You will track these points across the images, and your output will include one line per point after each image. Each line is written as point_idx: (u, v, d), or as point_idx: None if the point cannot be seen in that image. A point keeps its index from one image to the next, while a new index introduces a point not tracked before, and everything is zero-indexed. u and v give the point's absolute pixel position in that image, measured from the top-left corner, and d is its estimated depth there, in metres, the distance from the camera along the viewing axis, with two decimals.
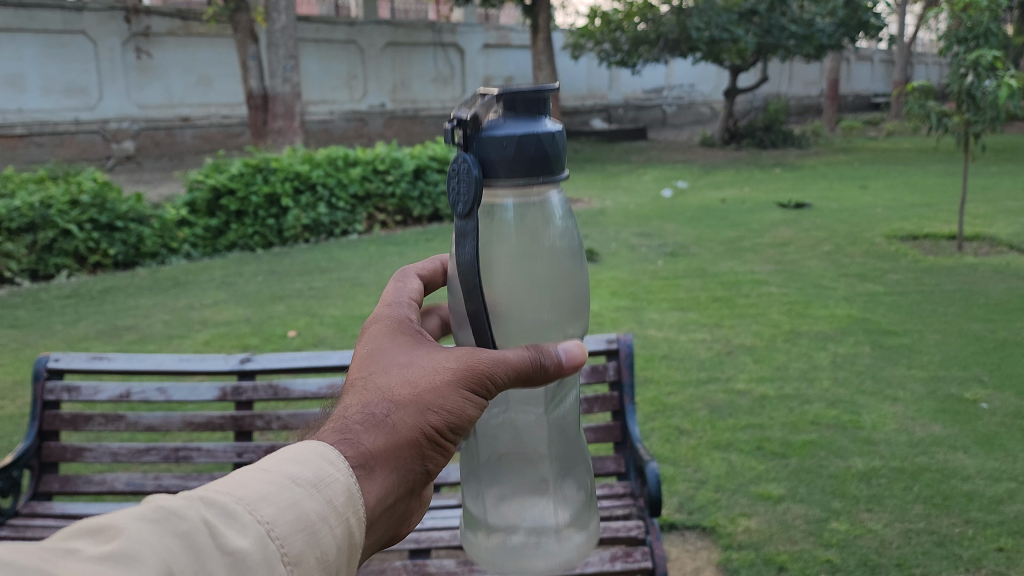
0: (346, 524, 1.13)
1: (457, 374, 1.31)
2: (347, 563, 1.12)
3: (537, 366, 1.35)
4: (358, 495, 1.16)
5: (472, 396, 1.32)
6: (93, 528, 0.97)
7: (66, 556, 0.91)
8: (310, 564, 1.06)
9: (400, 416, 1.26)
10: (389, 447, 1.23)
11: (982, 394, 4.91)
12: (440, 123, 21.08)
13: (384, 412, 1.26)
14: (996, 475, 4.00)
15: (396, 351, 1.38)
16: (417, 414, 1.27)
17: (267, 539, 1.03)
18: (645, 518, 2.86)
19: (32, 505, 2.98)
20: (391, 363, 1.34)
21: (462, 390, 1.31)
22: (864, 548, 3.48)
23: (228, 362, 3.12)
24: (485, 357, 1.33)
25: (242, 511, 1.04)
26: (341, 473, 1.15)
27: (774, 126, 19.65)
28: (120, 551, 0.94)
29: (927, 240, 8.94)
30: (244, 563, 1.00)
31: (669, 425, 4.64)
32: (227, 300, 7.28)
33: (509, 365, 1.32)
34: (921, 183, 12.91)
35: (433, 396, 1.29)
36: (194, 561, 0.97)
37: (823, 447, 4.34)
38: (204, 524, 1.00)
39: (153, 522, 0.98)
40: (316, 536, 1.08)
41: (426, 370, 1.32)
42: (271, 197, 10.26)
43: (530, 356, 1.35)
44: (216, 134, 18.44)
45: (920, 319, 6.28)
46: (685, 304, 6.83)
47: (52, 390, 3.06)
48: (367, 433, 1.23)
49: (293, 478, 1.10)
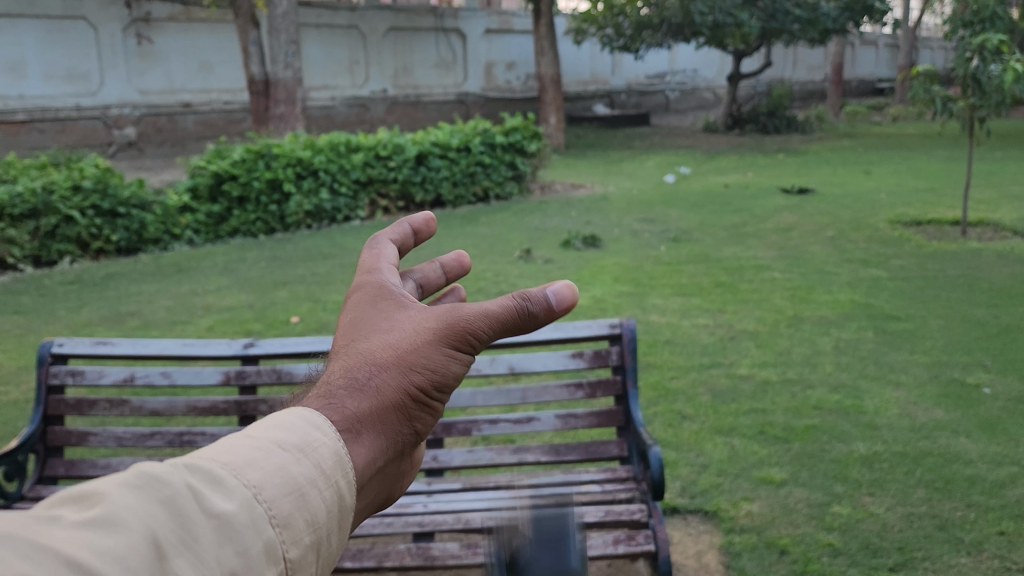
0: (336, 488, 1.09)
1: (437, 332, 1.32)
2: (338, 528, 1.08)
3: (523, 312, 1.34)
4: (347, 458, 1.13)
5: (454, 352, 1.32)
6: (76, 497, 0.96)
7: (49, 524, 0.90)
8: (299, 528, 1.02)
9: (383, 379, 1.25)
10: (375, 411, 1.21)
11: (985, 379, 4.92)
12: (442, 109, 21.02)
13: (367, 375, 1.24)
14: (998, 459, 4.00)
15: (378, 316, 1.37)
16: (400, 375, 1.26)
17: (253, 502, 1.00)
18: (648, 502, 2.88)
19: (38, 489, 2.99)
20: (371, 330, 1.33)
21: (443, 347, 1.31)
22: (866, 531, 3.49)
23: (232, 347, 3.13)
24: (467, 314, 1.33)
25: (228, 475, 1.02)
26: (330, 438, 1.13)
27: (777, 111, 19.57)
28: (102, 517, 0.92)
29: (930, 225, 8.92)
30: (231, 526, 0.97)
31: (671, 410, 4.65)
32: (230, 286, 7.28)
33: (489, 316, 1.33)
34: (925, 169, 12.88)
35: (415, 356, 1.29)
36: (180, 527, 0.95)
37: (826, 432, 4.35)
38: (188, 490, 0.98)
39: (137, 488, 0.97)
40: (304, 500, 1.04)
41: (408, 332, 1.32)
42: (273, 183, 10.24)
43: (512, 305, 1.35)
44: (217, 120, 18.38)
45: (923, 305, 6.27)
46: (687, 290, 6.82)
47: (56, 374, 3.07)
48: (352, 397, 1.21)
49: (279, 443, 1.07)
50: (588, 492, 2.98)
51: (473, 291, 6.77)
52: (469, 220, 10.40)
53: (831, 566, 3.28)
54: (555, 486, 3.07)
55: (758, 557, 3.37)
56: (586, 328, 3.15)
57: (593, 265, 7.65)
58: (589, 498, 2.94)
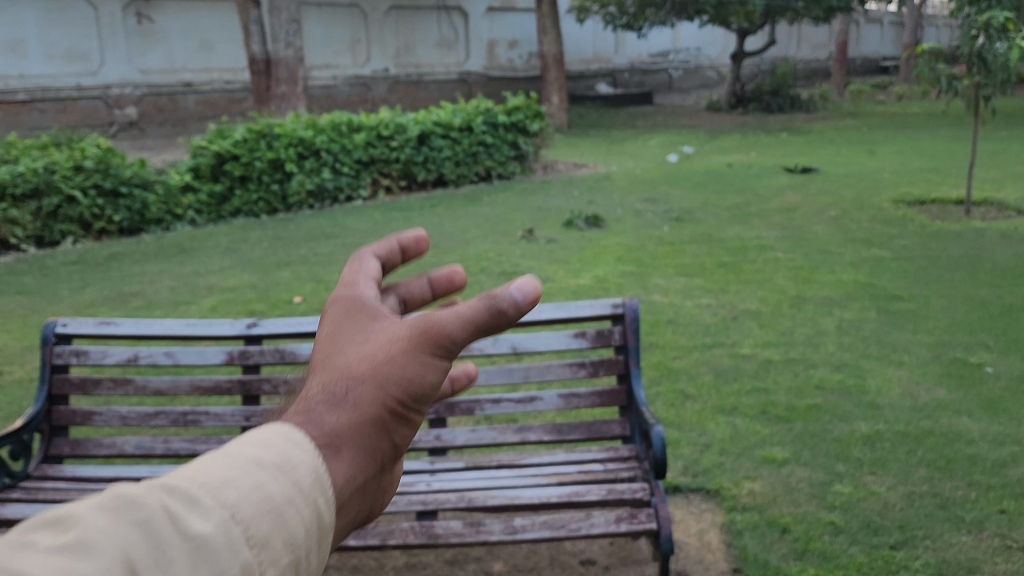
0: (314, 505, 1.00)
1: (414, 339, 1.21)
2: (317, 549, 0.98)
3: (494, 313, 1.21)
4: (325, 477, 1.04)
5: (432, 358, 1.21)
6: (49, 520, 0.87)
7: (16, 550, 0.82)
8: (277, 548, 0.93)
9: (362, 391, 1.15)
10: (353, 426, 1.12)
11: (987, 359, 4.92)
12: (444, 88, 20.92)
13: (345, 388, 1.15)
14: (999, 439, 4.01)
15: (354, 322, 1.26)
16: (378, 386, 1.16)
17: (230, 523, 0.91)
18: (650, 481, 2.88)
19: (43, 469, 3.00)
20: (348, 339, 1.23)
21: (422, 354, 1.20)
22: (868, 510, 3.51)
23: (235, 327, 3.13)
24: (441, 317, 1.22)
25: (205, 495, 0.92)
26: (308, 456, 1.04)
27: (781, 90, 19.45)
28: (76, 541, 0.84)
29: (934, 205, 8.89)
30: (208, 549, 0.88)
31: (674, 390, 4.66)
32: (233, 266, 7.29)
33: (467, 320, 1.21)
34: (929, 148, 12.82)
35: (392, 366, 1.18)
36: (157, 551, 0.86)
37: (828, 412, 4.36)
38: (165, 511, 0.89)
39: (113, 510, 0.88)
40: (283, 520, 0.95)
41: (384, 339, 1.21)
42: (275, 163, 10.22)
43: (483, 304, 1.21)
44: (218, 100, 18.28)
45: (926, 285, 6.27)
46: (690, 269, 6.81)
47: (61, 354, 3.08)
48: (331, 411, 1.12)
49: (256, 459, 0.98)
50: (590, 471, 2.99)
51: (476, 271, 6.77)
52: (471, 200, 10.38)
53: (832, 545, 3.30)
54: (557, 465, 3.08)
55: (760, 536, 3.39)
56: (588, 308, 3.15)
57: (596, 245, 7.64)
58: (591, 477, 2.94)
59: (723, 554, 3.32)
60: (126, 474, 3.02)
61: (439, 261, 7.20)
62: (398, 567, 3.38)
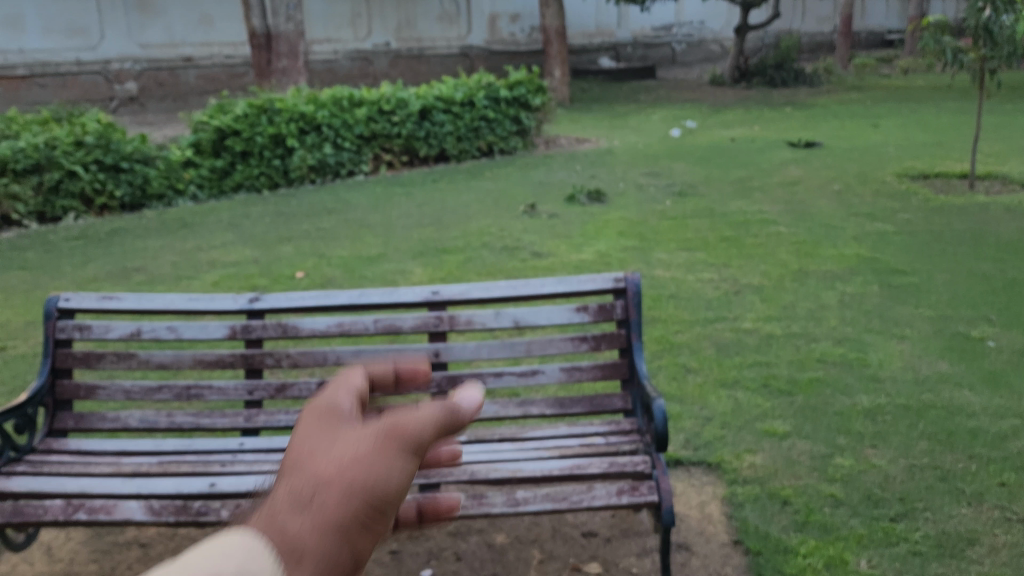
0: None
1: (381, 440, 1.01)
2: None
3: (451, 416, 1.10)
4: None
5: (404, 462, 1.01)
6: None
7: None
8: None
9: (329, 499, 0.92)
10: (319, 540, 0.88)
11: (990, 333, 4.92)
12: (446, 63, 20.79)
13: (308, 496, 0.91)
14: (1001, 412, 4.02)
15: (315, 431, 1.03)
16: (347, 494, 0.94)
17: None
18: (652, 454, 2.89)
19: (48, 442, 3.02)
20: (311, 446, 0.99)
21: (390, 454, 1.00)
22: (868, 483, 3.52)
23: (237, 301, 3.14)
24: (404, 417, 1.06)
25: None
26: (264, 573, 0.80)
27: (785, 64, 19.31)
28: None
29: (938, 179, 8.86)
30: None
31: (676, 364, 4.67)
32: (235, 241, 7.29)
33: (429, 419, 1.07)
34: (934, 122, 12.75)
35: (361, 469, 0.96)
36: None
37: (829, 385, 4.36)
38: None
39: None
40: None
41: (350, 442, 1.00)
42: (277, 138, 10.19)
43: (442, 408, 1.09)
44: (219, 74, 18.15)
45: (929, 259, 6.25)
46: (692, 244, 6.80)
47: (64, 328, 3.09)
48: (289, 524, 0.88)
49: None
50: (592, 445, 3.00)
51: (478, 245, 6.77)
52: (473, 175, 10.35)
53: (832, 517, 3.31)
54: (559, 439, 3.09)
55: (761, 508, 3.40)
56: (590, 282, 3.15)
57: (598, 220, 7.63)
58: (593, 450, 2.95)
59: (724, 526, 3.34)
60: (131, 448, 3.04)
61: (441, 236, 7.20)
62: (401, 539, 3.41)
